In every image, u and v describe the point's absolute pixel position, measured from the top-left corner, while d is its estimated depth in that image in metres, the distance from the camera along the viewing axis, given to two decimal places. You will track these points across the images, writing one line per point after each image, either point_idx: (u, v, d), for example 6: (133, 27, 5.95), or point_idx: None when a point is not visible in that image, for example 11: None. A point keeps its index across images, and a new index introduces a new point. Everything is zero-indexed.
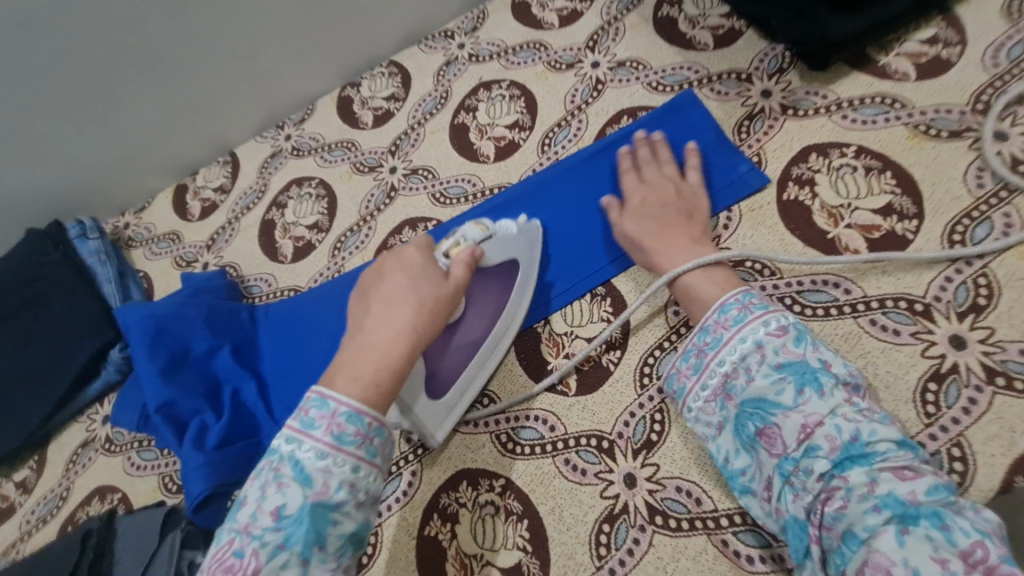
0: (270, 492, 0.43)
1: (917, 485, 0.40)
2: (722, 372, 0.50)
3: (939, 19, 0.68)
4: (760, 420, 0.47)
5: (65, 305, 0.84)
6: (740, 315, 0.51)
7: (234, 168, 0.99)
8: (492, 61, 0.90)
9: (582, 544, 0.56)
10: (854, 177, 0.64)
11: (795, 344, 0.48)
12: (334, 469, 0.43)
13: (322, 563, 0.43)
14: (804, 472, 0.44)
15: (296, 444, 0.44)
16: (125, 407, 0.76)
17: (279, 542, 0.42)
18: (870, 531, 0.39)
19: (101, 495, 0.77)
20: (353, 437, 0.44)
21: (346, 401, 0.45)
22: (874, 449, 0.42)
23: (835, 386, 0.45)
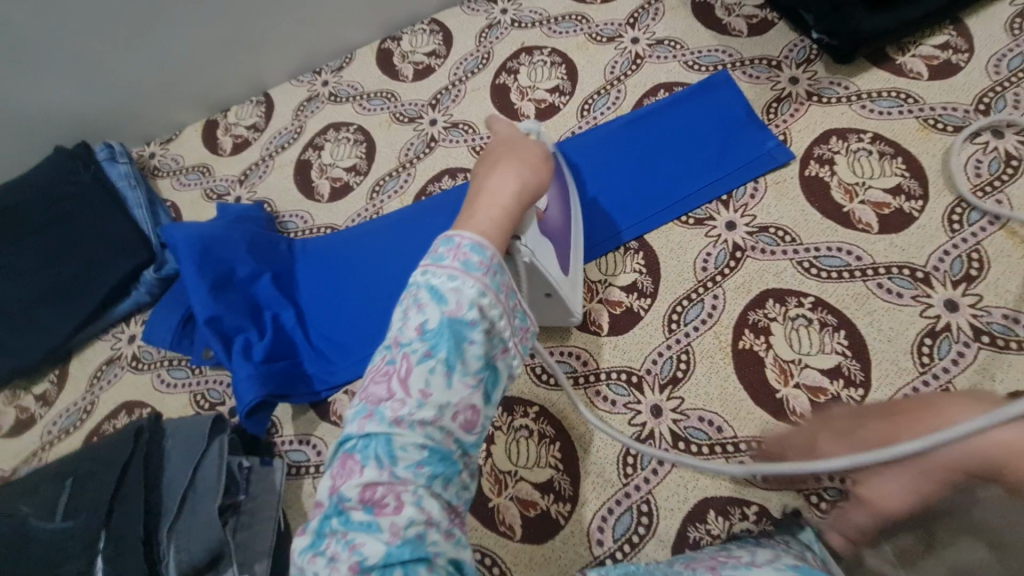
0: (410, 312, 0.35)
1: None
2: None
3: (950, 28, 0.76)
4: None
5: (97, 224, 0.85)
6: None
7: (268, 108, 1.00)
8: (534, 28, 0.94)
9: (611, 464, 0.62)
10: (869, 160, 0.71)
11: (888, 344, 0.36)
12: (464, 289, 0.35)
13: (468, 376, 0.34)
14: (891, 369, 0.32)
15: (430, 270, 0.36)
16: (160, 324, 0.78)
17: (424, 351, 0.34)
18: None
19: (128, 410, 0.78)
20: (488, 261, 0.36)
21: (473, 233, 0.38)
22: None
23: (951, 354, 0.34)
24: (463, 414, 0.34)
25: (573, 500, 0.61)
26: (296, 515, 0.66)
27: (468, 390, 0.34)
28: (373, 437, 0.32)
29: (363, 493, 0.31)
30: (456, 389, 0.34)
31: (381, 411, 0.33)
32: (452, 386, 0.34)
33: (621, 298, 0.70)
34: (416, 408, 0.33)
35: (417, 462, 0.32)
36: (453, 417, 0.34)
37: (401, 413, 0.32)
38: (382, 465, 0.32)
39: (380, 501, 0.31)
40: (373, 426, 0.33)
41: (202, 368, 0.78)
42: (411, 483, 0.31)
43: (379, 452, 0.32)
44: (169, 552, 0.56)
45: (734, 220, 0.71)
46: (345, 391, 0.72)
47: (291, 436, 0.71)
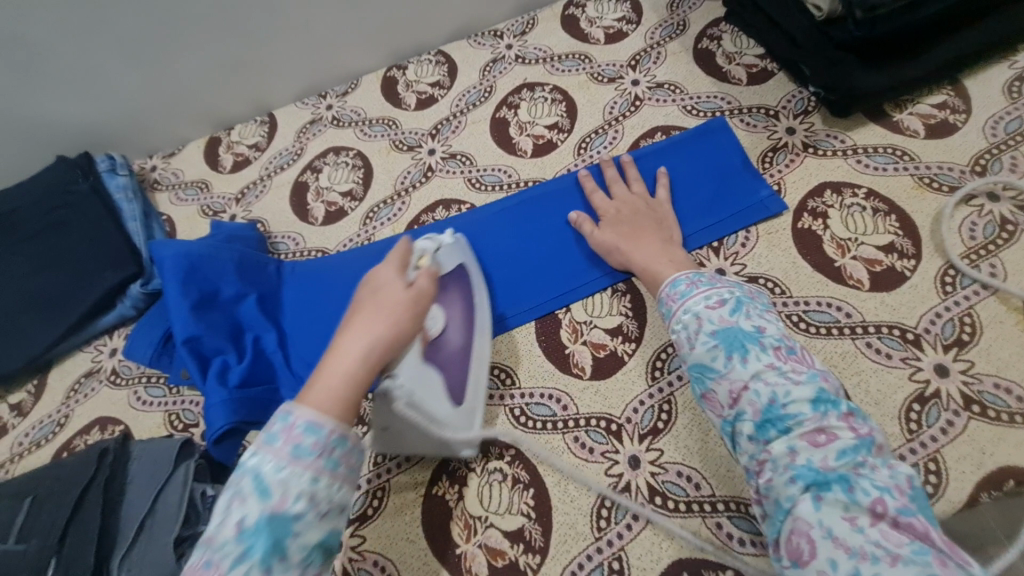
0: (233, 506, 0.39)
1: (830, 450, 0.44)
2: (675, 343, 0.57)
3: (948, 88, 0.76)
4: (703, 386, 0.53)
5: (88, 236, 0.85)
6: (686, 291, 0.58)
7: (271, 128, 1.01)
8: (538, 65, 0.95)
9: (584, 516, 0.60)
10: (863, 215, 0.70)
11: (729, 314, 0.54)
12: (292, 482, 0.39)
13: (285, 572, 0.38)
14: (738, 435, 0.49)
15: (261, 453, 0.40)
16: (141, 339, 0.78)
17: (238, 554, 0.38)
18: (791, 500, 0.44)
19: (102, 426, 0.77)
20: (318, 446, 0.40)
21: (308, 411, 0.41)
22: (789, 411, 0.47)
23: (763, 351, 0.50)
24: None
25: (542, 551, 0.59)
26: None
27: None
28: None
29: None
30: None
31: None
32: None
33: (605, 341, 0.69)
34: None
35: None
36: None
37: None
38: None
39: None
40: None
41: (179, 388, 0.77)
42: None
43: None
44: None
45: (724, 268, 0.71)
46: None
47: None
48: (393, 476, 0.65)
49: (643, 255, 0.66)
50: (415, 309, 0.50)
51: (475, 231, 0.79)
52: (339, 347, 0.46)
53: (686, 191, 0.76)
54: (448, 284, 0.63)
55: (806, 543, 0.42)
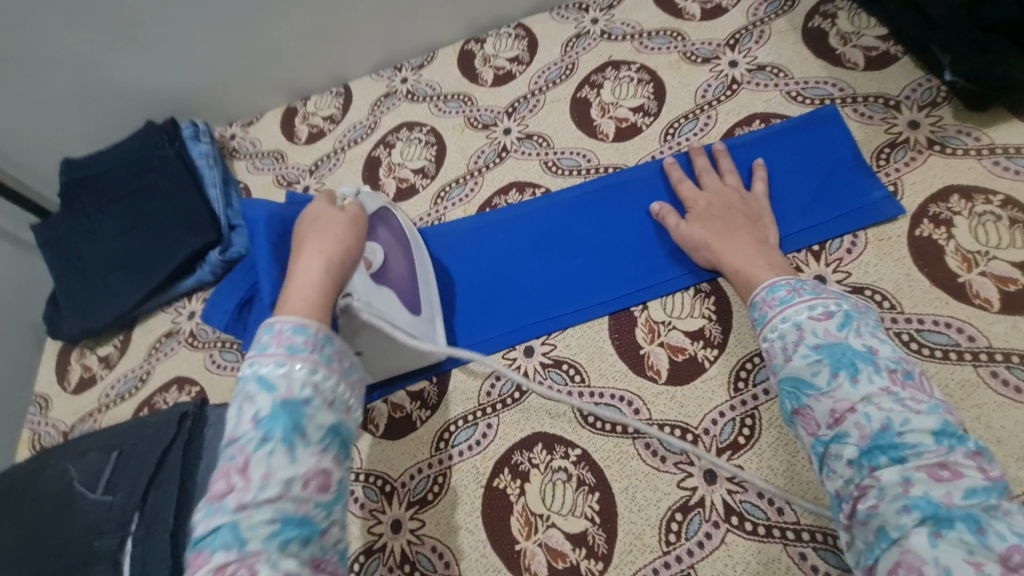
0: (246, 407, 0.41)
1: (955, 488, 0.39)
2: (768, 353, 0.52)
3: None
4: (798, 400, 0.48)
5: (172, 200, 0.87)
6: (787, 298, 0.53)
7: (346, 100, 1.00)
8: (625, 42, 0.89)
9: (652, 528, 0.57)
10: (996, 226, 0.62)
11: (837, 328, 0.49)
12: (293, 374, 0.41)
13: (308, 446, 0.40)
14: (834, 458, 0.44)
15: (258, 363, 0.42)
16: (218, 305, 0.80)
17: (261, 436, 0.39)
18: (901, 533, 0.39)
19: (180, 385, 0.80)
20: (311, 343, 0.43)
21: (291, 317, 0.43)
22: (905, 440, 0.41)
23: (877, 372, 0.45)
24: (314, 480, 0.39)
25: (605, 559, 0.57)
26: None
27: (313, 457, 0.40)
28: (221, 529, 0.37)
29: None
30: (300, 461, 0.39)
31: (227, 502, 0.38)
32: (296, 458, 0.39)
33: (684, 344, 0.65)
34: (260, 490, 0.38)
35: (269, 535, 0.36)
36: (300, 486, 0.39)
37: (246, 497, 0.37)
38: (231, 550, 0.36)
39: None
40: (220, 518, 0.37)
41: (251, 355, 0.79)
42: (261, 555, 0.36)
43: (226, 540, 0.36)
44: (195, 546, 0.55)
45: (823, 274, 0.64)
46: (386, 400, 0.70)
47: None
48: (454, 463, 0.65)
49: (736, 255, 0.61)
50: (354, 246, 0.52)
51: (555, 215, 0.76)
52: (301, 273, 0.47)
53: (785, 187, 0.69)
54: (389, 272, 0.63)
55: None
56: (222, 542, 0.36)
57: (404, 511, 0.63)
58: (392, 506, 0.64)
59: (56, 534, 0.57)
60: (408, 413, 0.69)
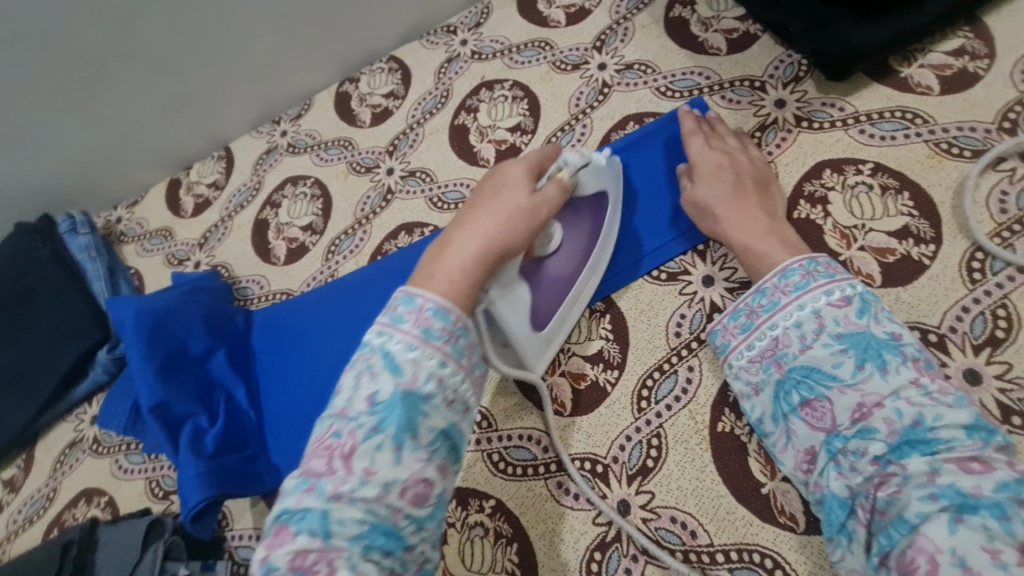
0: (364, 381, 0.43)
1: (985, 479, 0.38)
2: (773, 341, 0.50)
3: (966, 29, 0.65)
4: (807, 391, 0.47)
5: (53, 304, 0.82)
6: (803, 283, 0.50)
7: (228, 163, 0.96)
8: (495, 60, 0.87)
9: (573, 572, 0.55)
10: (870, 196, 0.61)
11: (857, 316, 0.47)
12: (422, 363, 0.43)
13: (415, 450, 0.42)
14: (855, 453, 0.43)
15: (386, 336, 0.44)
16: (114, 410, 0.75)
17: (373, 425, 0.41)
18: (921, 517, 0.38)
19: (88, 497, 0.75)
20: (443, 331, 0.44)
21: (432, 298, 0.45)
22: (937, 435, 0.41)
23: (903, 364, 0.44)
24: (411, 488, 0.41)
25: None
26: None
27: (417, 463, 0.42)
28: (311, 512, 0.40)
29: (294, 559, 0.39)
30: (406, 463, 0.41)
31: (324, 483, 0.41)
32: (399, 461, 0.41)
33: (585, 370, 0.62)
34: (359, 482, 0.40)
35: (355, 536, 0.39)
36: (398, 493, 0.41)
37: (343, 488, 0.40)
38: (315, 535, 0.39)
39: (312, 566, 0.39)
40: (312, 500, 0.40)
41: (157, 454, 0.75)
42: (344, 551, 0.39)
43: (314, 526, 0.39)
44: None
45: (712, 275, 0.62)
46: None
47: (244, 531, 0.66)
48: None
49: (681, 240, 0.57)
50: (533, 219, 0.51)
51: None
52: (454, 247, 0.49)
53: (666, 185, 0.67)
54: (584, 207, 0.61)
55: (923, 560, 0.36)
56: (309, 525, 0.40)
57: None
58: None
59: None
60: None
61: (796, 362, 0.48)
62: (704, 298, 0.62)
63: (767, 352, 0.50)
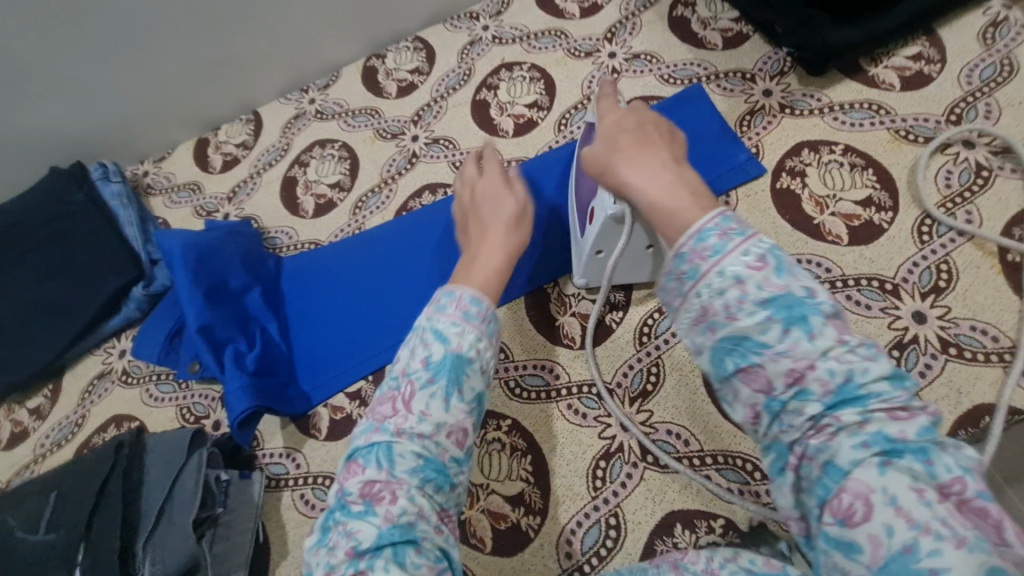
0: (419, 349, 0.52)
1: (910, 425, 0.33)
2: (700, 311, 0.39)
3: (922, 39, 0.77)
4: (743, 359, 0.37)
5: (88, 243, 0.87)
6: (724, 240, 0.38)
7: (257, 126, 1.02)
8: (515, 44, 0.95)
9: (581, 477, 0.62)
10: (840, 171, 0.71)
11: (777, 275, 0.37)
12: (464, 335, 0.52)
13: (460, 402, 0.50)
14: (793, 414, 0.36)
15: (436, 317, 0.54)
16: (149, 338, 0.80)
17: (427, 378, 0.50)
18: (853, 465, 0.32)
19: (117, 422, 0.80)
20: (479, 313, 0.53)
21: (473, 288, 0.55)
22: (868, 391, 0.34)
23: (823, 323, 0.36)
24: (455, 434, 0.48)
25: (542, 513, 0.62)
26: (274, 528, 0.68)
27: (459, 412, 0.50)
28: (378, 445, 0.48)
29: (365, 487, 0.46)
30: (451, 411, 0.50)
31: (388, 424, 0.49)
32: (448, 409, 0.50)
33: (594, 310, 0.71)
34: (417, 423, 0.48)
35: (412, 466, 0.47)
36: (447, 434, 0.49)
37: (404, 427, 0.49)
38: (382, 467, 0.47)
39: (378, 494, 0.46)
40: (380, 436, 0.48)
41: (188, 382, 0.80)
42: (405, 483, 0.47)
43: (381, 455, 0.47)
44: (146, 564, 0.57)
45: None
46: (325, 405, 0.74)
47: (274, 449, 0.72)
48: None
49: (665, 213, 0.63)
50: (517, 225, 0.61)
51: (451, 217, 0.82)
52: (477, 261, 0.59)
53: None
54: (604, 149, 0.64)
55: (860, 503, 0.31)
56: (378, 456, 0.48)
57: None
58: None
59: None
60: (348, 414, 0.73)
61: (721, 331, 0.38)
62: None
63: (695, 322, 0.39)
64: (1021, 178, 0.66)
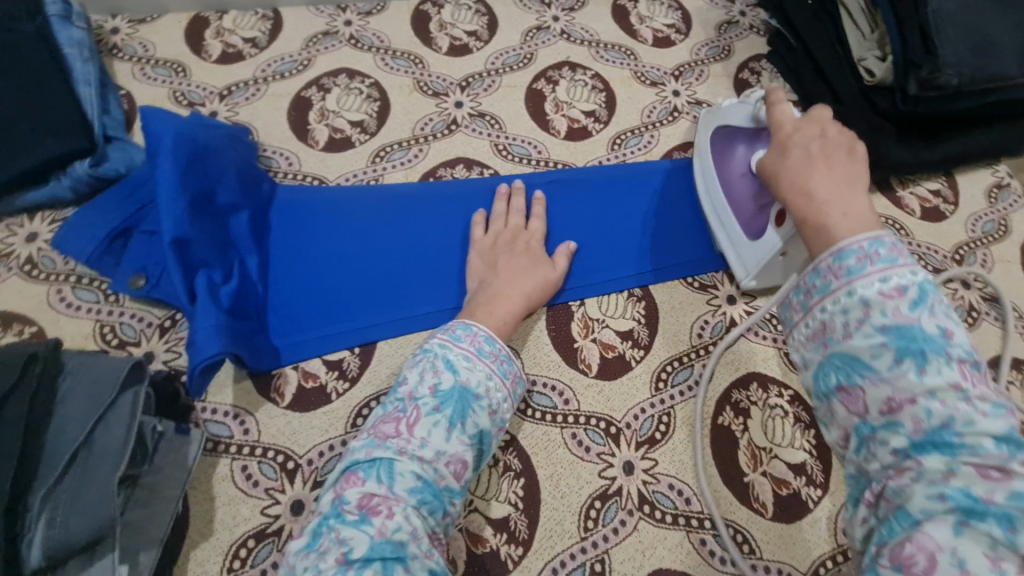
0: (429, 374, 0.53)
1: (1000, 488, 0.33)
2: (823, 324, 0.42)
3: (943, 179, 0.84)
4: (845, 377, 0.40)
5: (24, 89, 0.68)
6: (890, 257, 0.41)
7: (274, 27, 0.87)
8: (583, 47, 0.91)
9: (573, 514, 0.59)
10: None
11: (911, 307, 0.39)
12: (475, 370, 0.54)
13: (461, 434, 0.51)
14: (878, 443, 0.38)
15: (450, 347, 0.56)
16: (84, 231, 0.64)
17: (434, 405, 0.51)
18: (925, 514, 0.34)
19: (5, 322, 0.63)
20: (491, 351, 0.57)
21: (483, 328, 0.58)
22: (964, 439, 0.35)
23: (947, 363, 0.37)
24: (454, 463, 0.50)
25: (525, 544, 0.57)
26: (198, 500, 0.56)
27: (460, 444, 0.51)
28: (378, 462, 0.47)
29: (361, 499, 0.45)
30: (453, 442, 0.50)
31: (390, 442, 0.49)
32: (449, 439, 0.50)
33: (615, 342, 0.68)
34: (418, 446, 0.49)
35: (411, 486, 0.46)
36: (445, 463, 0.49)
37: (407, 447, 0.48)
38: (381, 482, 0.46)
39: (375, 507, 0.44)
40: (381, 452, 0.48)
41: (119, 296, 0.64)
42: (403, 501, 0.45)
43: (382, 472, 0.46)
44: (36, 527, 0.43)
45: (735, 295, 0.72)
46: (296, 368, 0.63)
47: (220, 406, 0.60)
48: None
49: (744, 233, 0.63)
50: (534, 260, 0.68)
51: (485, 200, 0.75)
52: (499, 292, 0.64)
53: None
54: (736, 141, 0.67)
55: (922, 557, 0.33)
56: (375, 473, 0.47)
57: (308, 491, 0.57)
58: (294, 485, 0.57)
59: None
60: (321, 383, 0.63)
61: (833, 347, 0.41)
62: (727, 312, 0.71)
63: (812, 338, 0.43)
64: (1001, 327, 0.74)
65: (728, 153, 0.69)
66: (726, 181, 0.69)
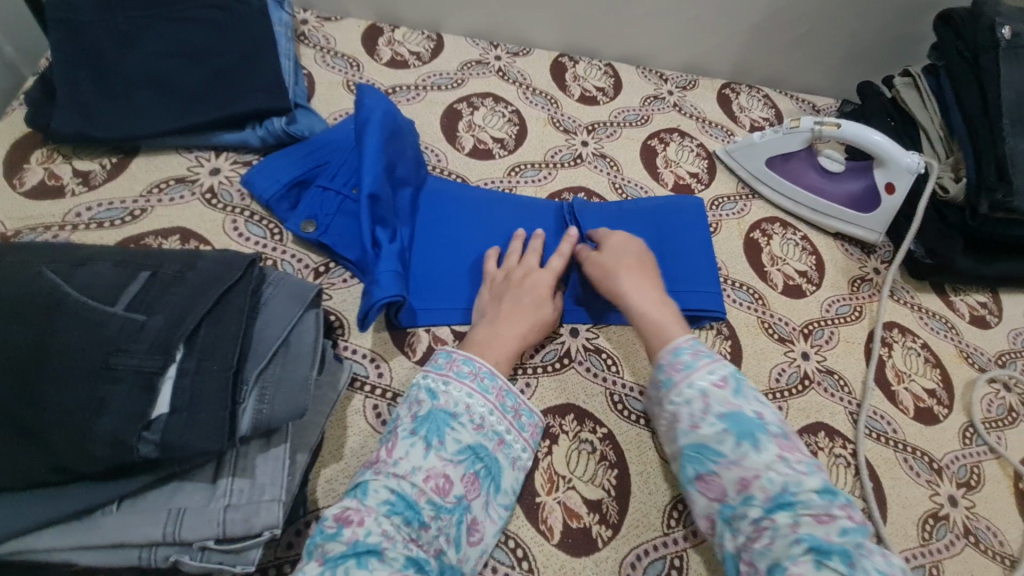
0: (411, 404, 0.58)
1: (833, 528, 0.48)
2: (676, 415, 0.58)
3: (990, 294, 0.95)
4: (702, 467, 0.55)
5: (241, 50, 0.79)
6: (692, 361, 0.59)
7: (436, 46, 1.01)
8: (692, 120, 1.05)
9: (658, 510, 0.64)
10: (918, 360, 0.84)
11: (733, 395, 0.57)
12: (453, 391, 0.59)
13: (440, 451, 0.55)
14: (741, 518, 0.52)
15: (431, 373, 0.60)
16: (270, 172, 0.73)
17: (411, 429, 0.56)
18: (791, 561, 0.47)
19: (182, 237, 0.70)
20: (470, 370, 0.60)
21: (463, 352, 0.62)
22: (800, 499, 0.50)
23: (770, 440, 0.54)
24: (431, 478, 0.53)
25: (614, 527, 0.62)
26: (333, 425, 0.62)
27: (440, 461, 0.54)
28: (357, 486, 0.52)
29: (340, 513, 0.50)
30: (430, 459, 0.54)
31: (368, 470, 0.54)
32: (427, 456, 0.54)
33: None
34: (393, 466, 0.53)
35: (381, 504, 0.51)
36: (422, 478, 0.53)
37: (383, 468, 0.53)
38: (357, 501, 0.51)
39: (348, 518, 0.49)
40: (362, 477, 0.53)
41: (283, 236, 0.72)
42: (374, 511, 0.50)
43: (358, 492, 0.52)
44: (250, 399, 0.49)
45: (808, 352, 0.81)
46: (427, 330, 0.70)
47: (360, 348, 0.67)
48: None
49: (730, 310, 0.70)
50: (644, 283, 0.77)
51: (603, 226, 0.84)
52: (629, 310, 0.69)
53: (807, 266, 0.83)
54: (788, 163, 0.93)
55: None
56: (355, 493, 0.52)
57: None
58: None
59: (38, 340, 0.45)
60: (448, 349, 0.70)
61: (687, 438, 0.57)
62: (801, 366, 0.80)
63: (672, 428, 0.59)
64: None
65: (796, 172, 0.93)
66: (812, 188, 0.92)
